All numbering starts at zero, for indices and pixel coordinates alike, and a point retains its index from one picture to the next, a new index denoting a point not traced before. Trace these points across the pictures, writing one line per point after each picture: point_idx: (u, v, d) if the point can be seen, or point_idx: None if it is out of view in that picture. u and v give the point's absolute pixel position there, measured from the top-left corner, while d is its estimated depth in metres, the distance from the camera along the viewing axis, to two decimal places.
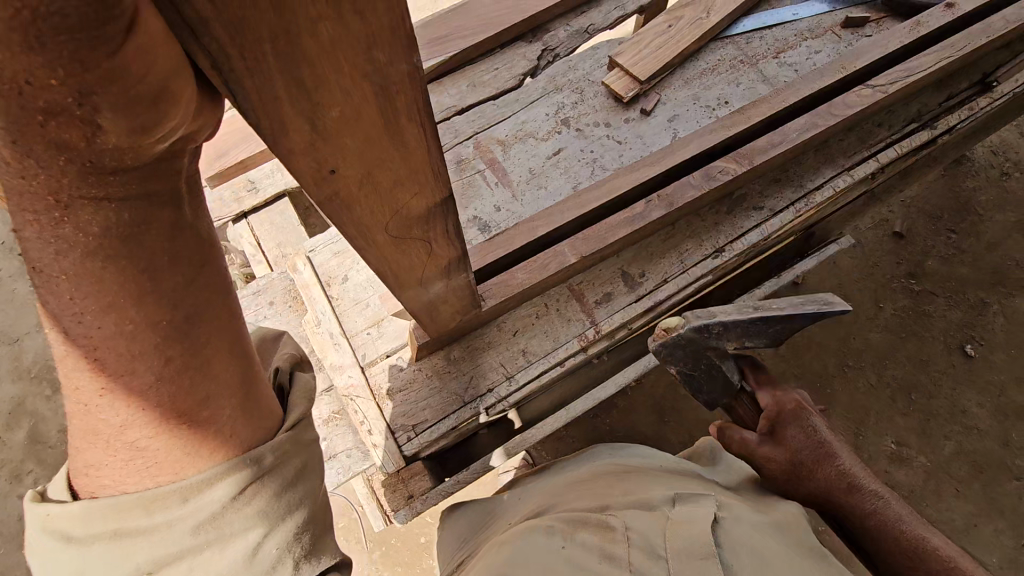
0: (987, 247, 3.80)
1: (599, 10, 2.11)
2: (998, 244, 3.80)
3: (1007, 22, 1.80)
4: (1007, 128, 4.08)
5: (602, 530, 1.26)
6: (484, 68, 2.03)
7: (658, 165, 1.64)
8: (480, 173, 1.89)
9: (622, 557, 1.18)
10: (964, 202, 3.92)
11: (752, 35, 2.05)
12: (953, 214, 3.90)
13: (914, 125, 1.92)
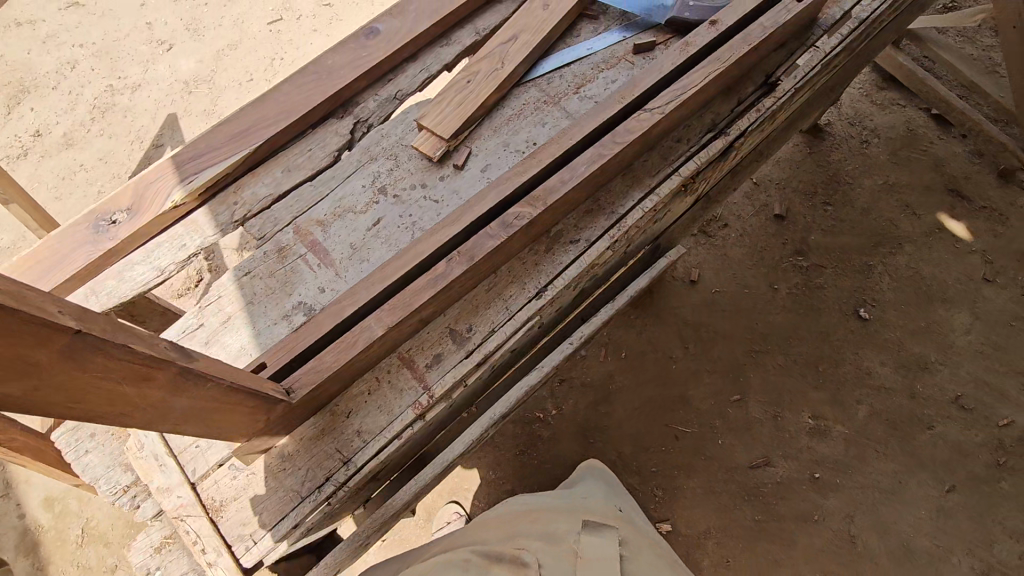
0: (861, 212, 4.03)
1: (404, 75, 2.17)
2: (870, 208, 4.04)
3: (765, 28, 1.91)
4: (858, 99, 4.37)
5: (514, 563, 1.79)
6: (297, 151, 2.05)
7: (456, 223, 1.67)
8: (301, 258, 1.90)
9: (534, 570, 1.76)
10: (832, 175, 4.17)
11: (552, 75, 2.14)
12: (825, 188, 4.12)
13: (710, 135, 2.02)
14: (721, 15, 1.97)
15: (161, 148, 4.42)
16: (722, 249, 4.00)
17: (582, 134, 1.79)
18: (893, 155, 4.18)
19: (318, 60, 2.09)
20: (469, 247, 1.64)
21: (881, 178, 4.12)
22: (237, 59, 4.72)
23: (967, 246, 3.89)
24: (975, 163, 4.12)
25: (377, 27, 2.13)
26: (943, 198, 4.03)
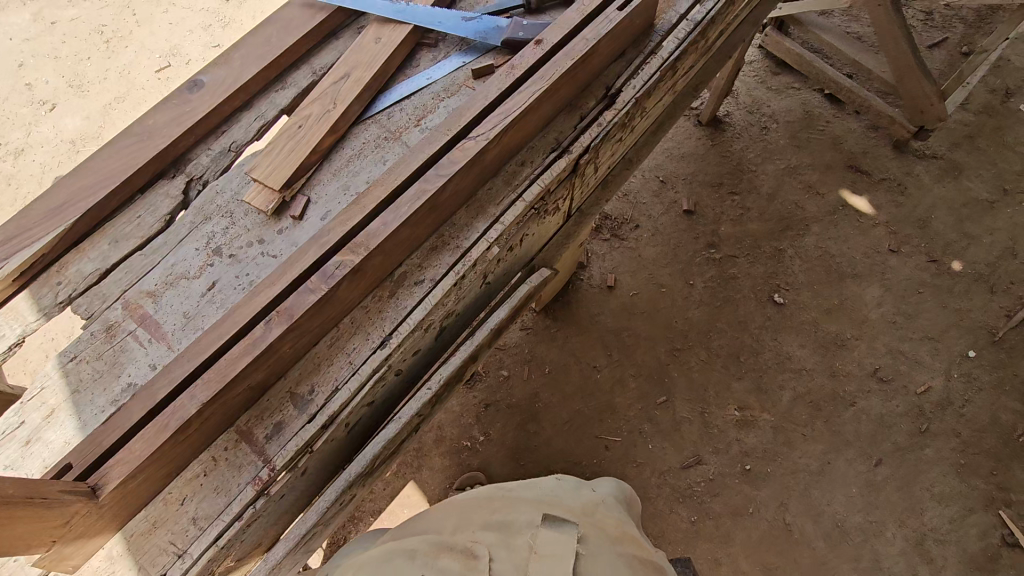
0: (767, 199, 4.07)
1: (238, 125, 2.08)
2: (775, 194, 4.08)
3: (588, 42, 1.88)
4: (754, 88, 4.41)
5: (461, 558, 1.61)
6: (124, 220, 1.94)
7: (276, 282, 1.59)
8: (131, 335, 1.79)
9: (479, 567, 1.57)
10: (736, 165, 4.19)
11: (392, 110, 2.07)
12: (730, 178, 4.15)
13: (554, 153, 1.96)
14: (546, 33, 1.93)
15: None
16: (636, 250, 3.99)
17: (408, 172, 1.73)
18: (792, 138, 4.24)
19: (140, 121, 1.98)
20: (288, 305, 1.56)
21: (783, 162, 4.17)
22: (127, 112, 4.54)
23: (870, 219, 3.96)
24: (870, 137, 4.21)
25: (201, 79, 2.04)
26: (843, 175, 4.10)
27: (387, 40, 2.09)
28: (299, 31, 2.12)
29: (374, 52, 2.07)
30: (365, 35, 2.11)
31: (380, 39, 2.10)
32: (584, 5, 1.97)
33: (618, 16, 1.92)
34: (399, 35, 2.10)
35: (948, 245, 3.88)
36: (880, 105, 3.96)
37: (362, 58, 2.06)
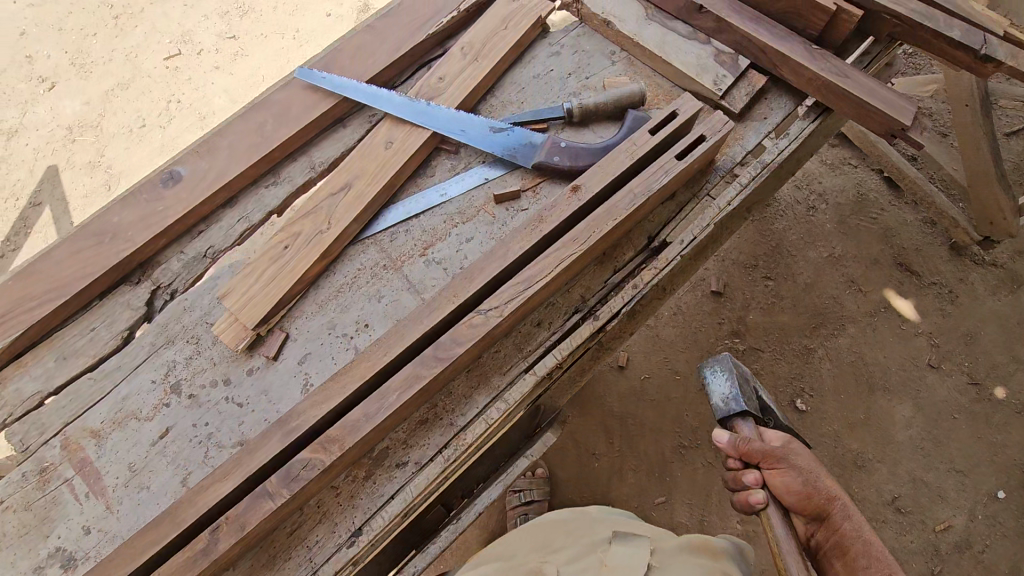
0: (804, 289, 3.73)
1: (218, 226, 1.79)
2: (813, 284, 3.75)
3: (635, 197, 1.56)
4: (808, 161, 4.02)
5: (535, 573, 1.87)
6: (75, 332, 1.68)
7: (230, 478, 1.35)
8: (67, 483, 1.56)
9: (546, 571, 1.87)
10: (774, 247, 3.86)
11: (396, 231, 1.76)
12: (767, 260, 3.82)
13: (577, 316, 1.66)
14: (586, 176, 1.60)
15: (38, 206, 3.94)
16: (654, 329, 3.72)
17: (400, 346, 1.44)
18: (840, 223, 3.87)
19: (102, 216, 1.70)
20: (241, 511, 1.32)
21: (825, 250, 3.82)
22: (129, 100, 4.20)
23: (913, 327, 3.61)
24: (927, 233, 3.81)
25: (179, 171, 1.74)
26: (890, 272, 3.73)
27: (399, 146, 1.77)
28: (298, 120, 1.80)
29: (381, 160, 1.76)
30: (375, 135, 1.79)
31: (391, 143, 1.78)
32: (636, 144, 1.63)
33: (676, 167, 1.58)
34: (413, 141, 1.78)
35: (993, 369, 3.51)
36: (943, 204, 3.57)
37: (367, 167, 1.75)
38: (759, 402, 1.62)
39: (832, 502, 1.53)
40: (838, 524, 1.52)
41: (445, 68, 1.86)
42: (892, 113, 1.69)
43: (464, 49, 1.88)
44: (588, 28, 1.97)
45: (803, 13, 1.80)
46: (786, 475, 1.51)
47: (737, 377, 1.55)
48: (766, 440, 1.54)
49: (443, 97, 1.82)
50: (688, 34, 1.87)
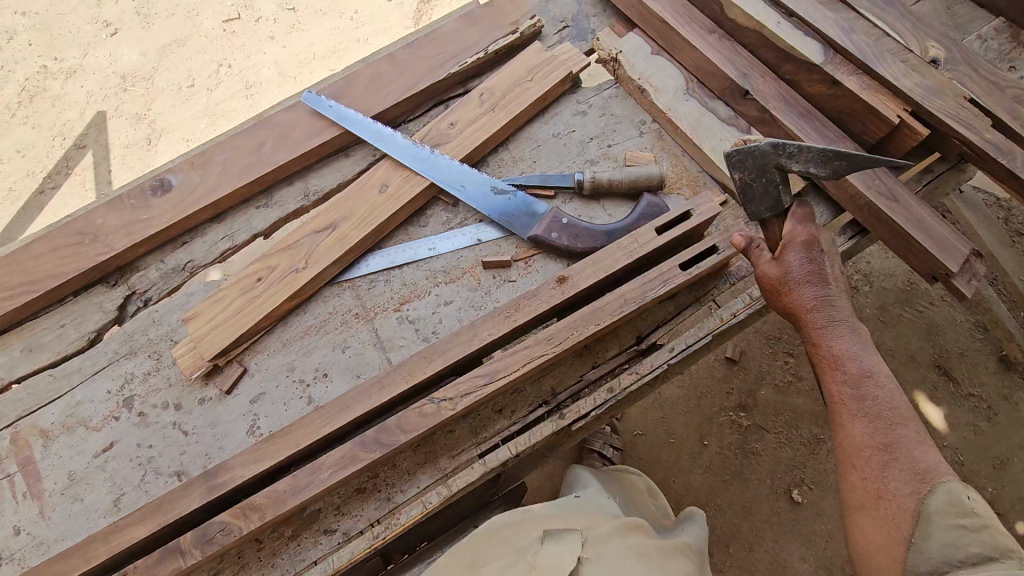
0: None
1: (202, 240, 1.74)
2: None
3: (623, 300, 1.42)
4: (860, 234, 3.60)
5: None
6: (46, 326, 1.69)
7: (145, 525, 1.31)
8: (9, 478, 1.56)
9: None
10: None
11: (375, 278, 1.68)
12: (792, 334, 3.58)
13: (542, 410, 1.54)
14: (576, 267, 1.47)
15: (82, 149, 4.05)
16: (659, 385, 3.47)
17: (340, 418, 1.37)
18: (880, 309, 3.43)
19: (89, 216, 1.69)
20: (150, 562, 1.29)
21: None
22: (183, 58, 4.23)
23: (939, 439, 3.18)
24: (977, 336, 3.34)
25: (170, 180, 1.71)
26: (925, 372, 3.30)
27: (393, 192, 1.68)
28: (297, 146, 1.73)
29: (372, 205, 1.68)
30: (371, 176, 1.71)
31: (386, 187, 1.69)
32: (637, 241, 1.48)
33: (677, 277, 1.44)
34: (410, 189, 1.69)
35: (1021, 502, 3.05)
36: (1000, 312, 3.08)
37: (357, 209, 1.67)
38: (759, 184, 1.35)
39: (862, 379, 1.32)
40: (855, 443, 1.28)
41: (458, 114, 1.75)
42: (937, 253, 1.48)
43: (482, 96, 1.77)
44: (621, 92, 1.82)
45: (860, 119, 1.60)
46: (785, 271, 1.41)
47: (767, 164, 1.31)
48: (789, 241, 1.42)
49: (450, 146, 1.72)
50: (728, 119, 1.70)
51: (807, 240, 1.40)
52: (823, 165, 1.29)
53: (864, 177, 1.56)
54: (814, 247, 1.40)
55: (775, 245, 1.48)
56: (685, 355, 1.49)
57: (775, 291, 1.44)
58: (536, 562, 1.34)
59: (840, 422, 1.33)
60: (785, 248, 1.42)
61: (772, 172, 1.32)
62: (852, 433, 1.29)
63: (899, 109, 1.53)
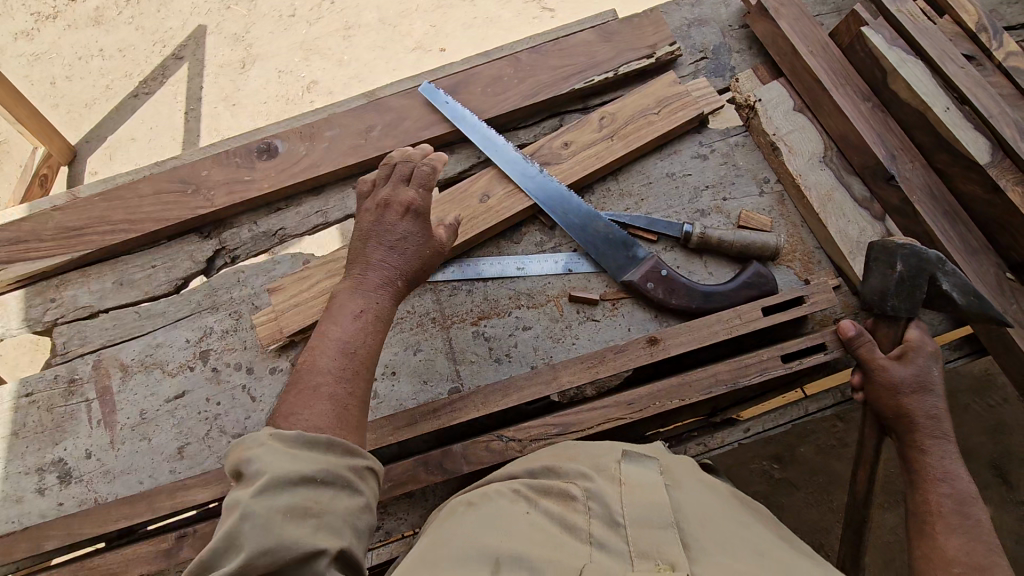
0: None
1: (295, 210, 1.75)
2: None
3: (715, 378, 1.37)
4: None
5: (563, 500, 1.12)
6: (139, 263, 1.74)
7: (209, 489, 1.37)
8: (86, 403, 1.64)
9: (583, 531, 1.07)
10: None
11: (458, 287, 1.66)
12: None
13: None
14: (669, 330, 1.43)
15: (179, 60, 4.08)
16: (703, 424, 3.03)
17: (406, 431, 1.38)
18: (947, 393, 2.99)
19: (196, 166, 1.71)
20: (208, 525, 1.35)
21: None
22: None
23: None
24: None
25: (278, 146, 1.72)
26: (978, 470, 2.81)
27: (493, 204, 1.65)
28: (407, 136, 1.71)
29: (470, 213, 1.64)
30: (475, 183, 1.67)
31: (488, 198, 1.65)
32: (741, 318, 1.42)
33: (775, 369, 1.37)
34: (512, 204, 1.64)
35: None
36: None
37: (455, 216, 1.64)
38: (904, 281, 1.30)
39: (968, 500, 1.17)
40: (944, 557, 1.12)
41: (576, 135, 1.69)
42: None
43: (604, 120, 1.70)
44: (750, 142, 1.72)
45: (1012, 232, 1.47)
46: (905, 372, 1.28)
47: (927, 269, 1.27)
48: (914, 346, 1.31)
49: (561, 168, 1.66)
50: (861, 199, 1.58)
51: (934, 353, 1.30)
52: (962, 296, 1.28)
53: (1002, 300, 1.44)
54: (937, 361, 1.30)
55: (890, 339, 1.35)
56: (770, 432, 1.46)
57: (883, 395, 1.30)
58: (633, 498, 1.10)
59: (928, 532, 1.16)
60: (906, 348, 1.31)
61: (920, 276, 1.28)
62: (944, 545, 1.13)
63: None
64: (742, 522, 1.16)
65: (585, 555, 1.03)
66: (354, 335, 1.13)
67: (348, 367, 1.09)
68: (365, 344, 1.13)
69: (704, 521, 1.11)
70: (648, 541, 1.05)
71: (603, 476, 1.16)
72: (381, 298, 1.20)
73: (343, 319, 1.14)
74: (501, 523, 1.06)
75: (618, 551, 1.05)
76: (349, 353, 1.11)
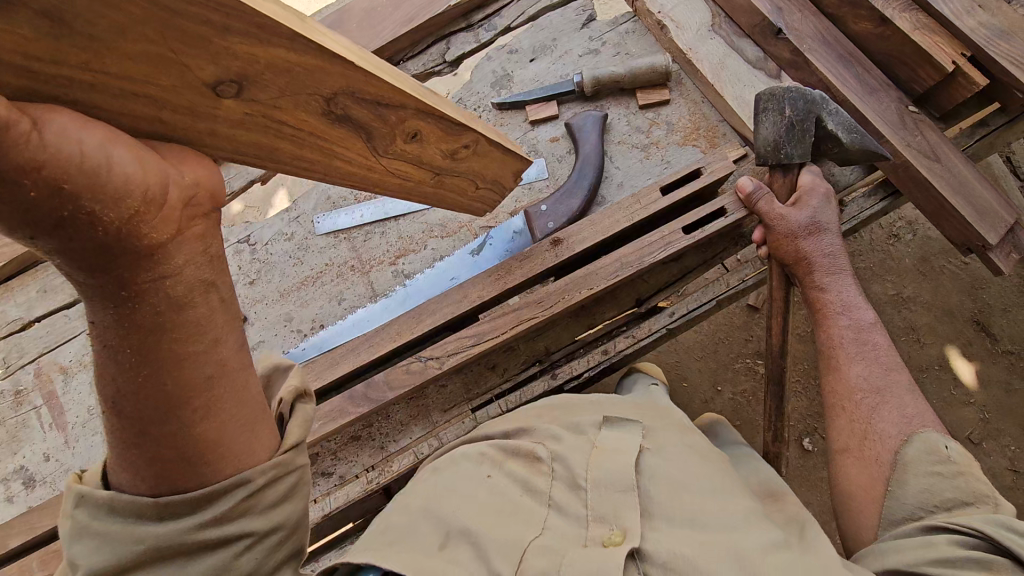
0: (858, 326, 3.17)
1: None
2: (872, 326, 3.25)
3: (623, 262, 1.37)
4: None
5: (530, 460, 1.23)
6: (57, 269, 1.76)
7: None
8: (36, 411, 1.66)
9: (542, 491, 1.17)
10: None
11: (372, 231, 1.67)
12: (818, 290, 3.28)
13: (535, 369, 1.55)
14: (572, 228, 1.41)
15: None
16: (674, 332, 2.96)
17: (330, 373, 1.39)
18: (922, 261, 3.13)
19: None
20: None
21: (893, 287, 3.11)
22: None
23: (965, 396, 2.90)
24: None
25: None
26: (962, 328, 3.01)
27: (222, 105, 0.73)
28: None
29: (168, 96, 0.68)
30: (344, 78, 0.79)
31: (236, 95, 0.73)
32: (641, 203, 1.39)
33: (679, 242, 1.36)
34: (241, 146, 0.81)
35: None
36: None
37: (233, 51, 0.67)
38: (802, 129, 1.23)
39: (866, 328, 1.32)
40: (847, 385, 1.28)
41: (429, 129, 0.98)
42: (978, 225, 1.35)
43: (461, 150, 1.08)
44: (639, 28, 1.67)
45: (908, 63, 1.42)
46: (799, 218, 1.30)
47: (812, 109, 1.21)
48: (807, 191, 1.32)
49: (374, 147, 0.95)
50: (754, 61, 1.52)
51: (828, 193, 1.33)
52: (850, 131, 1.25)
53: (906, 134, 1.40)
54: (834, 198, 1.33)
55: (785, 187, 1.33)
56: (722, 296, 1.49)
57: (783, 243, 1.33)
58: (600, 463, 1.17)
59: (834, 367, 1.32)
60: (800, 194, 1.32)
61: (813, 119, 1.21)
62: (848, 375, 1.29)
63: (955, 53, 1.34)
64: (709, 486, 1.17)
65: (540, 518, 1.13)
66: (103, 364, 0.75)
67: (118, 410, 0.77)
68: (162, 395, 0.76)
69: (676, 493, 1.14)
70: (607, 505, 1.12)
71: (577, 438, 1.25)
72: (131, 304, 0.71)
73: (74, 114, 0.61)
74: (459, 487, 1.17)
75: (575, 515, 1.14)
76: (116, 416, 0.77)
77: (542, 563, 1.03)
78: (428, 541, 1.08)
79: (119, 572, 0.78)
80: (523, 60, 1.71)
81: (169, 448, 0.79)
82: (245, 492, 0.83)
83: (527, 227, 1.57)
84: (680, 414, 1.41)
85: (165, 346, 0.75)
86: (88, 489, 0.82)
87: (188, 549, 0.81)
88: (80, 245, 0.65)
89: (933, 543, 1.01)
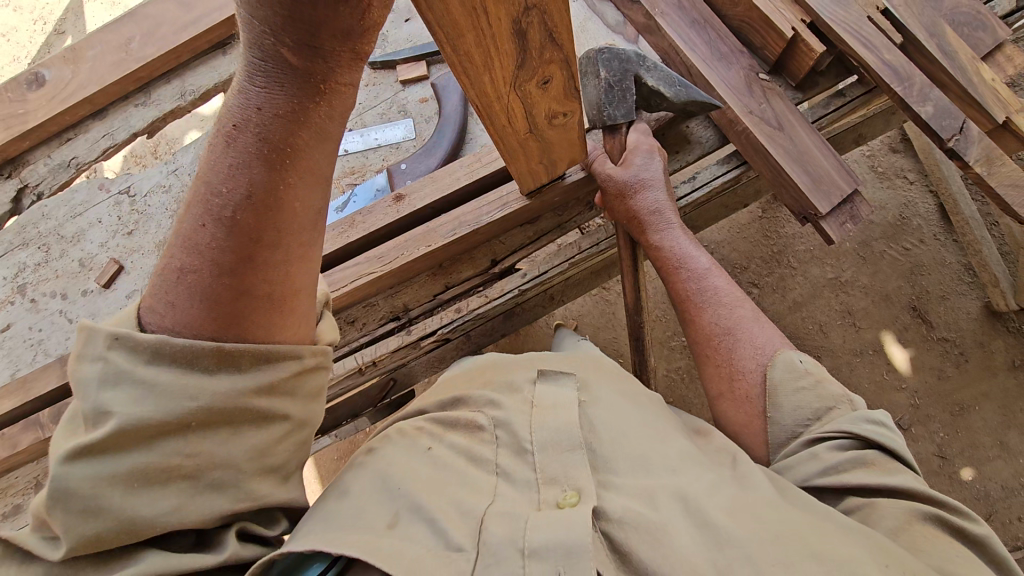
0: (790, 307, 2.85)
1: (83, 139, 1.75)
2: (806, 306, 2.86)
3: (457, 221, 1.41)
4: (864, 147, 3.02)
5: (471, 431, 1.03)
6: None
7: (12, 397, 1.47)
8: None
9: (490, 460, 0.98)
10: (775, 251, 2.93)
11: None
12: (760, 264, 2.92)
13: (392, 325, 1.55)
14: (418, 187, 1.47)
15: (62, 36, 3.75)
16: (612, 306, 2.91)
17: None
18: (862, 245, 2.88)
19: None
20: (15, 432, 1.44)
21: (832, 270, 2.87)
22: None
23: (897, 381, 2.69)
24: (963, 280, 2.79)
25: (44, 74, 1.70)
26: (897, 313, 2.78)
27: None
28: (165, 42, 1.71)
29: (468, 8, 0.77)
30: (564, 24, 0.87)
31: (518, 21, 0.83)
32: (483, 161, 1.47)
33: (516, 202, 1.41)
34: (443, 15, 0.77)
35: (969, 448, 2.59)
36: (990, 254, 2.64)
37: None
38: (618, 88, 1.33)
39: (703, 274, 1.31)
40: (702, 329, 1.26)
41: (559, 79, 1.03)
42: (809, 193, 1.34)
43: (559, 117, 1.14)
44: None
45: (759, 30, 1.42)
46: (625, 177, 1.32)
47: (628, 68, 1.31)
48: (630, 148, 1.35)
49: (516, 74, 0.96)
50: (614, 24, 1.58)
51: (650, 149, 1.35)
52: (669, 87, 1.31)
53: (750, 100, 1.40)
54: (656, 155, 1.35)
55: (618, 147, 1.38)
56: (572, 261, 1.53)
57: (616, 202, 1.35)
58: (545, 421, 1.00)
59: (688, 317, 1.29)
60: (625, 153, 1.35)
61: (628, 78, 1.31)
62: (702, 323, 1.26)
63: (795, 19, 1.37)
64: (648, 426, 1.04)
65: (490, 486, 0.94)
66: (242, 158, 0.69)
67: (223, 218, 0.71)
68: (287, 218, 0.73)
69: (619, 443, 0.99)
70: (558, 465, 0.95)
71: (515, 400, 1.06)
72: (315, 104, 0.68)
73: None
74: (398, 466, 0.95)
75: (527, 481, 0.95)
76: (221, 218, 0.70)
77: (506, 530, 0.85)
78: (373, 522, 0.87)
79: (162, 427, 0.72)
80: (400, 19, 1.84)
81: (261, 282, 0.74)
82: (293, 370, 0.82)
83: (390, 184, 1.60)
84: (613, 363, 1.24)
85: (304, 175, 0.72)
86: (127, 330, 0.73)
87: (232, 417, 0.76)
88: (316, 27, 0.61)
89: (816, 454, 1.02)
